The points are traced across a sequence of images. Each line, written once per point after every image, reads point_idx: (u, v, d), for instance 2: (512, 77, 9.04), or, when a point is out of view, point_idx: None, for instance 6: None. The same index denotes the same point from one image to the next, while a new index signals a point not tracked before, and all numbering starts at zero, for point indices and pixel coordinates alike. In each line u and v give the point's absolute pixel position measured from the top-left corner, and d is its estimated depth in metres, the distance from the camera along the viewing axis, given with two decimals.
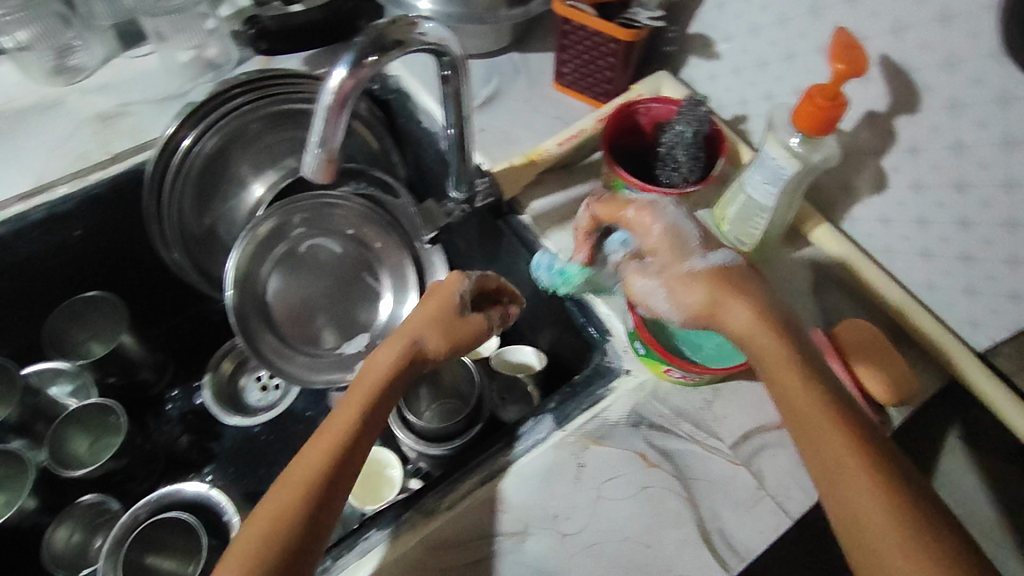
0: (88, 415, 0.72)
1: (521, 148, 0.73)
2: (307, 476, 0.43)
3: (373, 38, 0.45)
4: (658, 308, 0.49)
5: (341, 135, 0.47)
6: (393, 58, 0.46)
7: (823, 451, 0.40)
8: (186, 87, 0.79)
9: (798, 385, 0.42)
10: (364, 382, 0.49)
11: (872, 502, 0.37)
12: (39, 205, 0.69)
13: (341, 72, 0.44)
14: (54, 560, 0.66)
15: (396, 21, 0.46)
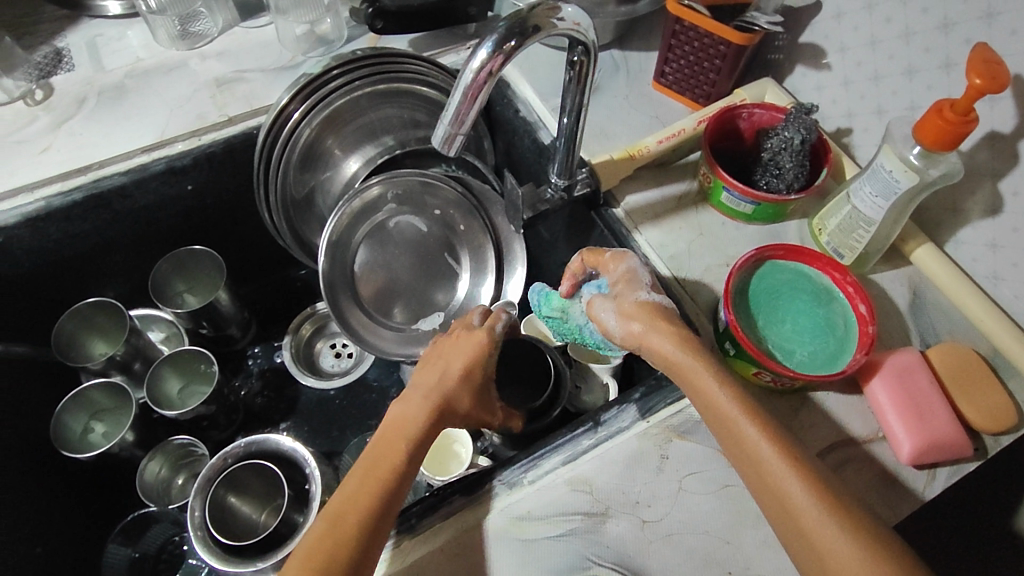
0: (183, 361, 0.75)
1: (616, 143, 0.74)
2: (353, 511, 0.46)
3: (516, 23, 0.47)
4: (608, 326, 0.58)
5: (473, 114, 0.50)
6: (530, 41, 0.48)
7: (801, 517, 0.43)
8: (299, 59, 0.83)
9: (735, 414, 0.48)
10: (394, 430, 0.52)
11: (810, 513, 0.43)
12: (159, 158, 0.74)
13: (482, 54, 0.47)
14: (145, 488, 0.70)
15: (538, 6, 0.48)
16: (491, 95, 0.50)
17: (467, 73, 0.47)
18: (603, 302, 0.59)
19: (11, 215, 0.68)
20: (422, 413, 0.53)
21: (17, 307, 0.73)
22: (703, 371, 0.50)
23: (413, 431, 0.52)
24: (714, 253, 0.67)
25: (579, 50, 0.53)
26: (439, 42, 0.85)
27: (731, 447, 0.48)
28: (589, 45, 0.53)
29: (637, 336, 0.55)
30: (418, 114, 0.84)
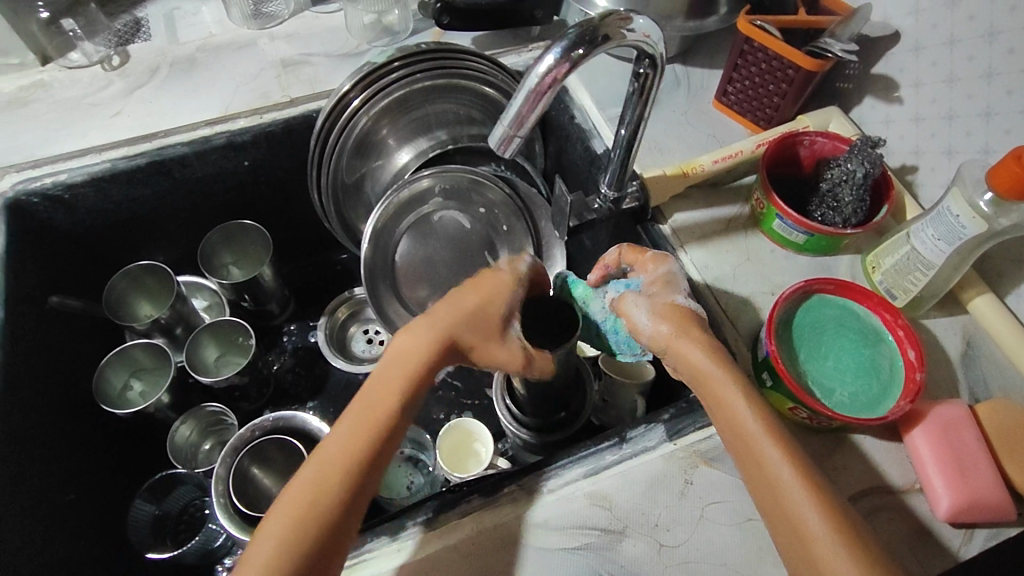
0: (224, 330, 0.77)
1: (670, 159, 0.73)
2: (341, 464, 0.44)
3: (585, 32, 0.47)
4: (637, 321, 0.56)
5: (534, 117, 0.50)
6: (598, 51, 0.48)
7: (810, 539, 0.41)
8: (364, 48, 0.84)
9: (757, 436, 0.46)
10: (398, 366, 0.49)
11: (824, 543, 0.40)
12: (221, 131, 0.75)
13: (549, 60, 0.47)
14: (176, 449, 0.72)
15: (611, 15, 0.48)
16: (553, 101, 0.50)
17: (532, 77, 0.47)
18: (636, 297, 0.57)
19: (78, 174, 0.71)
20: (421, 362, 0.49)
21: (74, 262, 0.76)
22: (733, 389, 0.49)
23: (410, 380, 0.48)
24: (760, 280, 0.65)
25: (646, 62, 0.53)
26: (502, 42, 0.85)
27: (746, 466, 0.46)
28: (656, 59, 0.52)
29: (662, 342, 0.54)
30: (475, 112, 0.85)
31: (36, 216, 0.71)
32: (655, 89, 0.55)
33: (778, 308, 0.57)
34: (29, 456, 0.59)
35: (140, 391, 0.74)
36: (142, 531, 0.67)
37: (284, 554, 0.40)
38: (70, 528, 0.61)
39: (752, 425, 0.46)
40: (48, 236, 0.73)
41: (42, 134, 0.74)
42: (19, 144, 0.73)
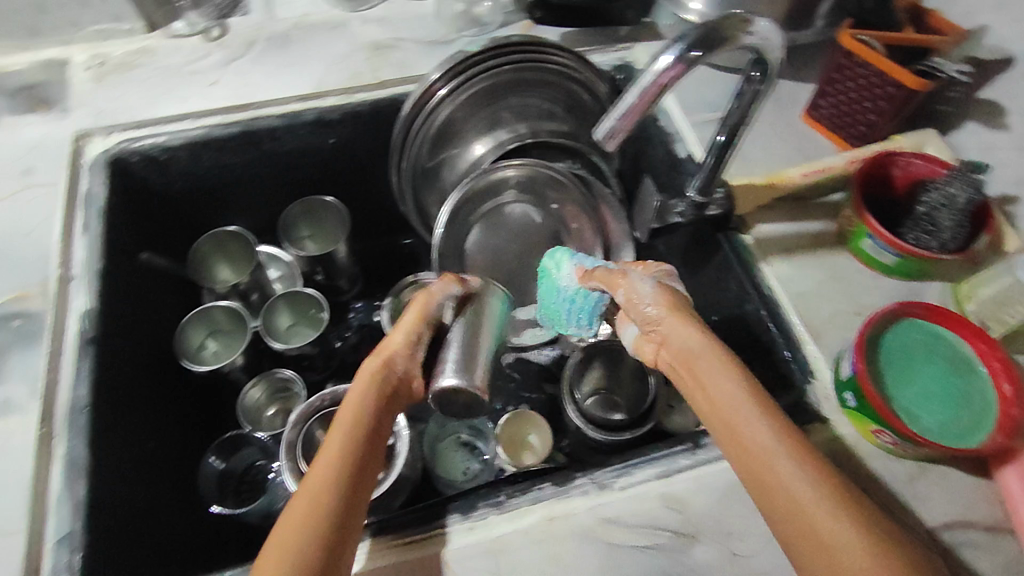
0: (299, 301, 0.80)
1: (757, 168, 0.72)
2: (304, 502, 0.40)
3: (704, 36, 0.47)
4: (641, 290, 0.54)
5: (640, 117, 0.49)
6: (713, 56, 0.47)
7: (808, 517, 0.35)
8: (452, 37, 0.84)
9: (743, 411, 0.42)
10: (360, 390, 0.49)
11: (814, 509, 0.35)
12: (311, 108, 0.77)
13: (666, 59, 0.47)
14: (244, 410, 0.75)
15: (730, 19, 0.47)
16: (662, 102, 0.49)
17: (647, 75, 0.47)
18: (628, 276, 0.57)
19: (176, 137, 0.74)
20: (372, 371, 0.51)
21: (162, 222, 0.79)
22: (715, 367, 0.45)
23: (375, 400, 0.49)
24: (844, 298, 0.65)
25: (757, 70, 0.52)
26: (591, 39, 0.85)
27: (721, 436, 0.43)
28: (771, 67, 0.52)
29: (656, 321, 0.52)
30: (557, 108, 0.83)
31: (133, 175, 0.74)
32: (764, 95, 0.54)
33: (869, 328, 0.56)
34: (120, 402, 0.62)
35: (213, 351, 0.77)
36: (210, 484, 0.69)
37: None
38: (154, 477, 0.63)
39: (724, 392, 0.43)
40: (142, 194, 0.76)
41: (144, 97, 0.76)
42: (122, 104, 0.75)
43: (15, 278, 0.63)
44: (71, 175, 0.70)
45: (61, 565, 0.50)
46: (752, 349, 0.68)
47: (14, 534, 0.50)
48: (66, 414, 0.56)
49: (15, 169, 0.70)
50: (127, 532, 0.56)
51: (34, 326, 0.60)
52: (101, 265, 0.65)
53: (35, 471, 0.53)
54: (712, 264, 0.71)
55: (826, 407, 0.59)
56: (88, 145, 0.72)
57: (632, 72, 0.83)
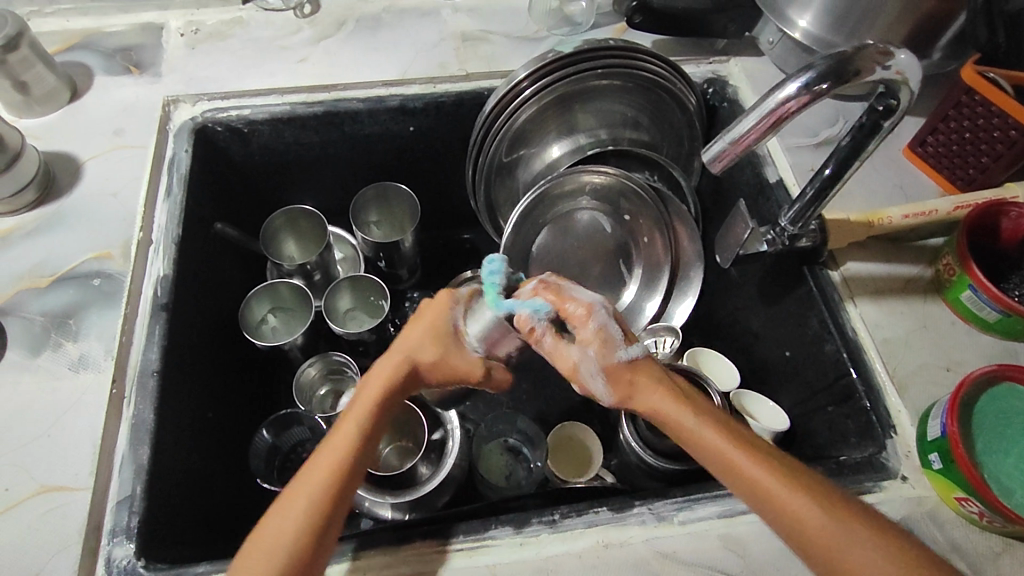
0: (362, 285, 0.79)
1: (852, 203, 0.68)
2: (292, 506, 0.43)
3: (836, 66, 0.44)
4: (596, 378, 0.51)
5: (757, 143, 0.46)
6: (845, 87, 0.45)
7: (825, 542, 0.41)
8: (543, 34, 0.82)
9: (732, 448, 0.45)
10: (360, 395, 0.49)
11: (828, 530, 0.41)
12: (395, 94, 0.76)
13: (792, 87, 0.44)
14: (300, 388, 0.75)
15: (866, 49, 0.45)
16: (778, 134, 0.46)
17: (770, 100, 0.44)
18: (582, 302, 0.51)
19: (260, 112, 0.74)
20: (383, 382, 0.49)
21: (236, 194, 0.79)
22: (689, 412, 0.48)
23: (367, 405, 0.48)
24: (933, 350, 0.61)
25: (882, 104, 0.49)
26: (685, 50, 0.82)
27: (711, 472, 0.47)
28: (899, 104, 0.49)
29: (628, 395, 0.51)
30: (642, 117, 0.80)
31: (215, 144, 0.74)
32: (885, 131, 0.51)
33: (966, 388, 0.53)
34: (185, 370, 0.62)
35: (272, 329, 0.77)
36: (259, 460, 0.69)
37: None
38: (211, 445, 0.64)
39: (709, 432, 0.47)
40: (221, 164, 0.76)
41: (233, 68, 0.77)
42: (213, 74, 0.76)
43: (99, 237, 0.64)
44: (158, 139, 0.71)
45: (120, 526, 0.50)
46: (828, 392, 0.65)
47: (79, 490, 0.51)
48: (136, 376, 0.57)
49: (106, 128, 0.71)
50: (183, 500, 0.57)
51: (113, 286, 0.61)
52: (178, 232, 0.65)
53: (104, 430, 0.54)
54: (792, 296, 0.68)
55: (905, 465, 0.56)
56: (176, 110, 0.73)
57: (723, 87, 0.80)
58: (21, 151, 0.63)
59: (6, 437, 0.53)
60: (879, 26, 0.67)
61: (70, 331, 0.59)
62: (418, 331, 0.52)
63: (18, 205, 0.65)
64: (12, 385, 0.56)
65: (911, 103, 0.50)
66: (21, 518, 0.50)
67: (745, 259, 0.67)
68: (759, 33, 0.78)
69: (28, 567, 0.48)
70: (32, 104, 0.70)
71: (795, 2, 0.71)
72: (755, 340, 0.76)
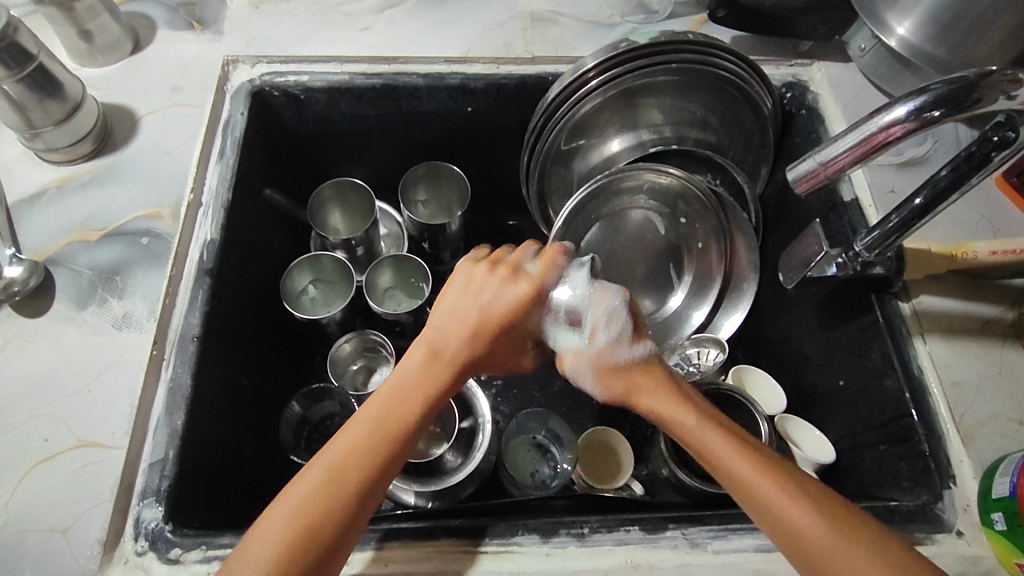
0: (405, 265, 0.78)
1: (929, 232, 0.64)
2: (354, 462, 0.42)
3: (954, 93, 0.42)
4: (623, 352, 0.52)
5: (852, 166, 0.45)
6: (958, 116, 0.43)
7: (798, 530, 0.41)
8: (616, 20, 0.78)
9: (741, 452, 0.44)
10: (407, 377, 0.46)
11: (801, 513, 0.41)
12: (457, 72, 0.74)
13: (897, 112, 0.43)
14: (334, 361, 0.74)
15: (993, 75, 0.42)
16: (873, 161, 0.45)
17: (870, 125, 0.43)
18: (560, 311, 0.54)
19: (318, 79, 0.72)
20: (449, 365, 0.48)
21: (286, 160, 0.79)
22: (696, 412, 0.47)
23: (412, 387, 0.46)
24: (1005, 400, 0.57)
25: (998, 134, 0.47)
26: (764, 49, 0.77)
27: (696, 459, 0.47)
28: (1017, 138, 0.46)
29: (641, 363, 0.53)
30: (712, 116, 0.75)
31: (271, 109, 0.73)
32: (994, 165, 0.49)
33: None
34: (226, 337, 0.62)
35: (311, 301, 0.76)
36: (288, 431, 0.68)
37: (284, 548, 0.39)
38: (244, 412, 0.64)
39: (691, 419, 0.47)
40: (275, 129, 0.75)
41: (295, 32, 0.75)
42: (275, 36, 0.74)
43: (151, 195, 0.64)
44: (215, 100, 0.70)
45: (151, 489, 0.50)
46: (882, 429, 0.61)
47: (114, 449, 0.51)
48: (176, 340, 0.57)
49: (164, 84, 0.70)
50: (213, 467, 0.57)
51: (161, 246, 0.61)
52: (228, 197, 0.65)
53: (142, 391, 0.54)
54: (854, 325, 0.64)
55: (961, 519, 0.53)
56: (235, 71, 0.72)
57: (804, 93, 0.75)
58: (82, 101, 0.62)
59: (48, 388, 0.54)
60: (988, 41, 0.61)
61: (116, 288, 0.59)
62: (482, 313, 0.51)
63: (74, 155, 0.65)
64: (56, 337, 0.56)
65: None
66: (57, 470, 0.51)
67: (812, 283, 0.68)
68: (850, 37, 0.73)
69: (60, 519, 0.49)
70: (95, 53, 0.70)
71: (894, 5, 0.65)
72: (805, 363, 0.72)
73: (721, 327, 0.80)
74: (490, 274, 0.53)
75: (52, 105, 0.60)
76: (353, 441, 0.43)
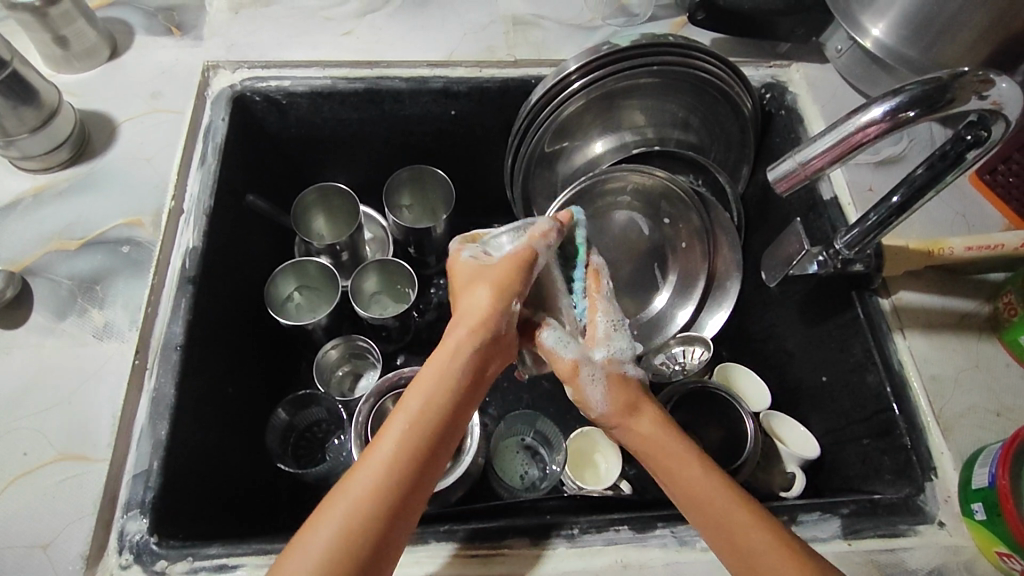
0: (390, 270, 0.77)
1: (907, 229, 0.65)
2: (392, 466, 0.42)
3: (930, 93, 0.43)
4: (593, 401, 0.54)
5: (832, 165, 0.45)
6: (933, 116, 0.44)
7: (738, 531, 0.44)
8: (597, 23, 0.79)
9: (732, 511, 0.45)
10: (434, 369, 0.47)
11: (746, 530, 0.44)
12: (440, 76, 0.74)
13: (874, 113, 0.44)
14: (319, 367, 0.73)
15: (965, 76, 0.43)
16: (850, 161, 0.46)
17: (847, 126, 0.44)
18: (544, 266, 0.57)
19: (301, 84, 0.72)
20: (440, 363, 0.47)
21: (270, 166, 0.78)
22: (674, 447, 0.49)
23: (439, 374, 0.47)
24: (983, 393, 0.58)
25: (971, 133, 0.48)
26: (744, 51, 0.78)
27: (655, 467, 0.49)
28: (990, 136, 0.47)
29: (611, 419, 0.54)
30: (693, 117, 0.76)
31: (252, 114, 0.73)
32: (968, 164, 0.50)
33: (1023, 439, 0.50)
34: (210, 345, 0.61)
35: (297, 307, 0.75)
36: (275, 438, 0.68)
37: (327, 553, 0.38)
38: (229, 421, 0.64)
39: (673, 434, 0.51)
40: (257, 134, 0.75)
41: (276, 37, 0.74)
42: (255, 42, 0.74)
43: (130, 202, 0.63)
44: (195, 105, 0.69)
45: (135, 501, 0.50)
46: (865, 423, 0.62)
47: (96, 462, 0.51)
48: (159, 349, 0.56)
49: (142, 90, 0.70)
50: (200, 476, 0.57)
51: (142, 254, 0.60)
52: (211, 203, 0.64)
53: (125, 401, 0.53)
54: (836, 321, 0.65)
55: (944, 511, 0.54)
56: (215, 76, 0.71)
57: (782, 93, 0.76)
58: (57, 108, 0.61)
59: (26, 402, 0.53)
60: (960, 42, 0.63)
61: (96, 298, 0.58)
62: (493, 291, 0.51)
63: (51, 164, 0.64)
64: (35, 349, 0.55)
65: (1002, 138, 0.48)
66: (38, 484, 0.50)
67: (793, 279, 0.68)
68: (828, 39, 0.74)
69: (41, 535, 0.48)
70: (71, 59, 0.69)
71: (869, 7, 0.66)
72: (788, 360, 0.73)
73: (705, 325, 0.81)
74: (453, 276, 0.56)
75: (27, 113, 0.59)
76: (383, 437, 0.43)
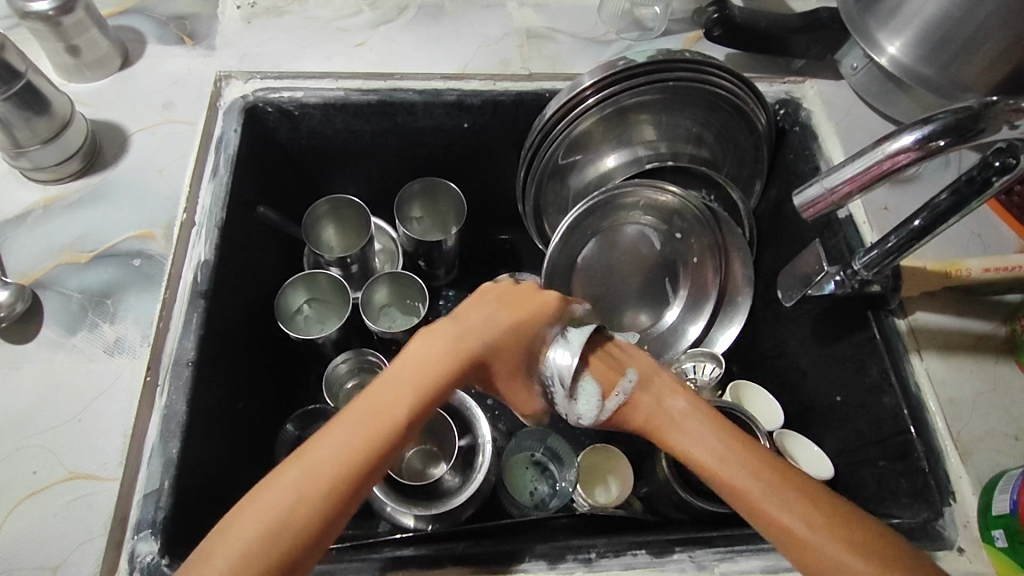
0: (401, 283, 0.77)
1: (924, 249, 0.64)
2: (352, 454, 0.40)
3: (962, 122, 0.43)
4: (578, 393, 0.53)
5: (859, 191, 0.46)
6: (963, 144, 0.43)
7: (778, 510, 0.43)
8: (612, 37, 0.78)
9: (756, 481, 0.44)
10: (419, 370, 0.44)
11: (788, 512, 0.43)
12: (453, 89, 0.73)
13: (905, 140, 0.44)
14: (328, 381, 0.71)
15: (998, 104, 0.43)
16: (877, 188, 0.46)
17: (876, 153, 0.44)
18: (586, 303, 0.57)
19: (314, 95, 0.71)
20: (436, 380, 0.44)
21: (281, 176, 0.77)
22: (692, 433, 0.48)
23: (433, 372, 0.45)
24: (1002, 416, 0.58)
25: (1000, 159, 0.48)
26: (758, 67, 0.78)
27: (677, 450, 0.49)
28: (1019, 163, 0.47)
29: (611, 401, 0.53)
30: (707, 133, 0.75)
31: (264, 125, 0.72)
32: (994, 190, 0.50)
33: None
34: (221, 359, 0.61)
35: (306, 319, 0.75)
36: (283, 452, 0.68)
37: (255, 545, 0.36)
38: (238, 437, 0.63)
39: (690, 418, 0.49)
40: (268, 144, 0.74)
41: (288, 48, 0.74)
42: (268, 52, 0.73)
43: (141, 215, 0.62)
44: (208, 116, 0.68)
45: (146, 521, 0.49)
46: (880, 445, 0.61)
47: (107, 481, 0.50)
48: (170, 365, 0.55)
49: (155, 100, 0.69)
50: (210, 494, 0.56)
51: (154, 268, 0.60)
52: (223, 216, 0.63)
53: (137, 419, 0.52)
54: (851, 341, 0.65)
55: (963, 537, 0.53)
56: (228, 86, 0.71)
57: (797, 110, 0.76)
58: (70, 119, 0.61)
59: (35, 419, 0.52)
60: (977, 63, 0.62)
61: (107, 312, 0.57)
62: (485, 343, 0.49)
63: (62, 174, 0.63)
64: (44, 364, 0.54)
65: None
66: (47, 504, 0.49)
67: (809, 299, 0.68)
68: (843, 55, 0.75)
69: (51, 556, 0.47)
70: (82, 68, 0.68)
71: (886, 25, 0.66)
72: (802, 379, 0.73)
73: (715, 339, 0.81)
74: (501, 300, 0.51)
75: (40, 123, 0.58)
76: (366, 421, 0.41)
